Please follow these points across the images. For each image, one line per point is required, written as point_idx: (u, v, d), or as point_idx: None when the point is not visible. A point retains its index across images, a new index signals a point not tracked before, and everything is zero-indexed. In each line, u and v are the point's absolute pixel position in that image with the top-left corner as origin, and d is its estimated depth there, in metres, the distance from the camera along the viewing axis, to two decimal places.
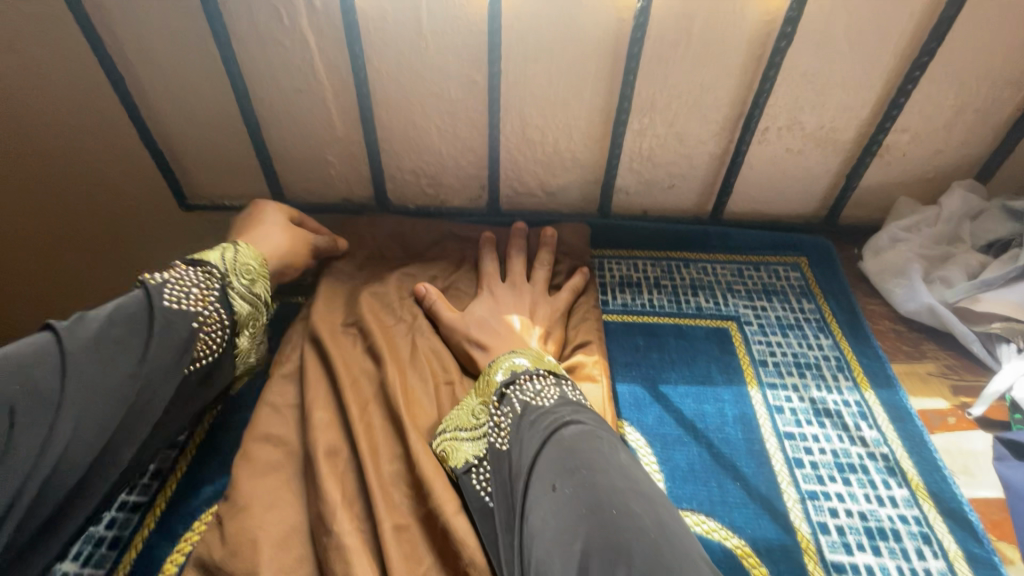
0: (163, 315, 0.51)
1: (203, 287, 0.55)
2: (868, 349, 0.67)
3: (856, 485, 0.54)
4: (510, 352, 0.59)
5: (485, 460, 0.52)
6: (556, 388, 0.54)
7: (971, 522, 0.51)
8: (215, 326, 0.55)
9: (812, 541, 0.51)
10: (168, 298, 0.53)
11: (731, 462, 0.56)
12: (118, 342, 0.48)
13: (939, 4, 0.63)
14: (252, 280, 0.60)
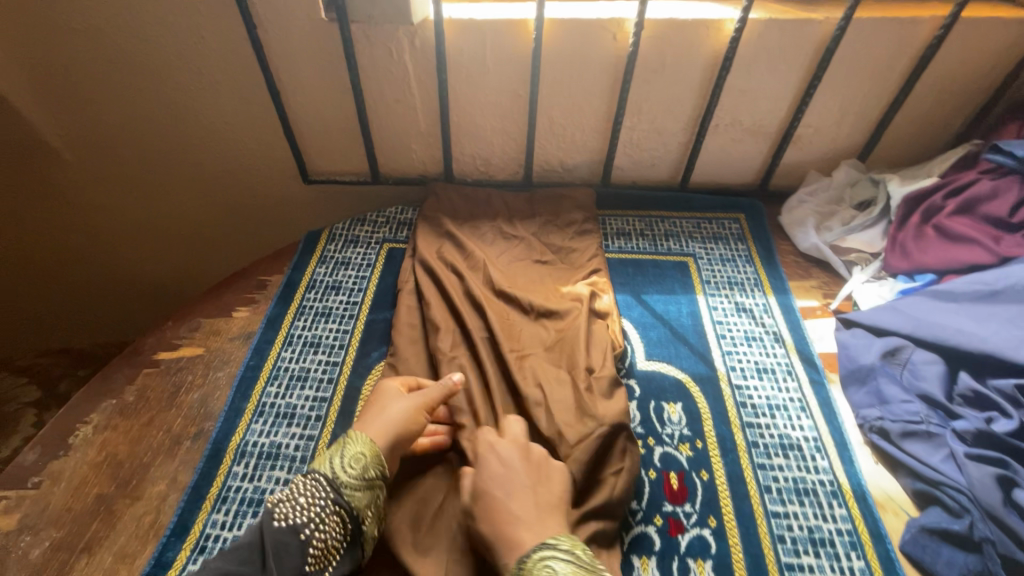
0: (278, 531, 0.61)
1: (312, 496, 0.64)
2: (775, 272, 1.04)
3: (755, 346, 0.92)
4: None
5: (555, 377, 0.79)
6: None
7: (816, 361, 0.90)
8: (318, 499, 0.64)
9: (726, 373, 0.89)
10: (281, 515, 0.63)
11: (684, 336, 0.94)
12: (268, 537, 0.61)
13: (825, 46, 0.98)
14: (347, 470, 0.67)
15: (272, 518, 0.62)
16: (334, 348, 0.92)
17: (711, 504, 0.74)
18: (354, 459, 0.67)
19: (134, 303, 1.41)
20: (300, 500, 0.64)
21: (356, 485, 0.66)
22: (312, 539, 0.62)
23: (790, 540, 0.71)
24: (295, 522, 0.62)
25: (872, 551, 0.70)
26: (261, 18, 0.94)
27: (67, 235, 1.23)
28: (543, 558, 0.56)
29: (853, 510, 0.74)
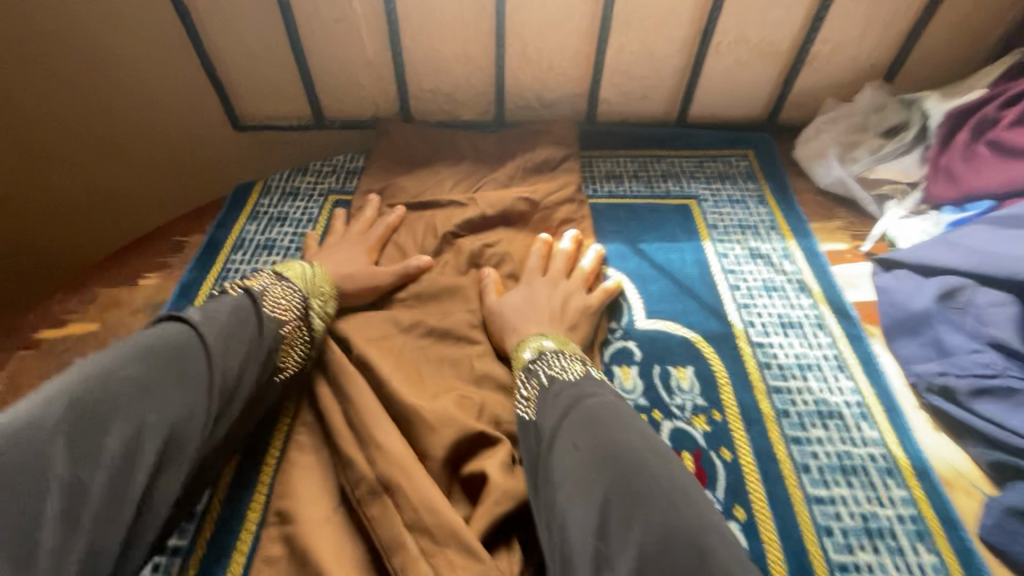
0: (265, 322, 0.55)
1: (289, 300, 0.60)
2: (794, 213, 0.88)
3: (776, 298, 0.76)
4: (539, 338, 0.63)
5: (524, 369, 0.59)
6: (585, 364, 0.58)
7: (850, 312, 0.74)
8: (294, 302, 0.60)
9: (743, 330, 0.73)
10: (265, 305, 0.57)
11: (690, 289, 0.78)
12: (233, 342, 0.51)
13: None
14: (325, 300, 0.65)
15: (245, 299, 0.56)
16: None
17: (736, 490, 0.59)
18: (318, 285, 0.65)
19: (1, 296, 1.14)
20: (276, 307, 0.58)
21: (322, 317, 0.64)
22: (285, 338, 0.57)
23: (839, 532, 0.56)
24: (277, 311, 0.58)
25: (944, 544, 0.55)
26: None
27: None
28: (536, 339, 0.63)
29: (915, 490, 0.58)
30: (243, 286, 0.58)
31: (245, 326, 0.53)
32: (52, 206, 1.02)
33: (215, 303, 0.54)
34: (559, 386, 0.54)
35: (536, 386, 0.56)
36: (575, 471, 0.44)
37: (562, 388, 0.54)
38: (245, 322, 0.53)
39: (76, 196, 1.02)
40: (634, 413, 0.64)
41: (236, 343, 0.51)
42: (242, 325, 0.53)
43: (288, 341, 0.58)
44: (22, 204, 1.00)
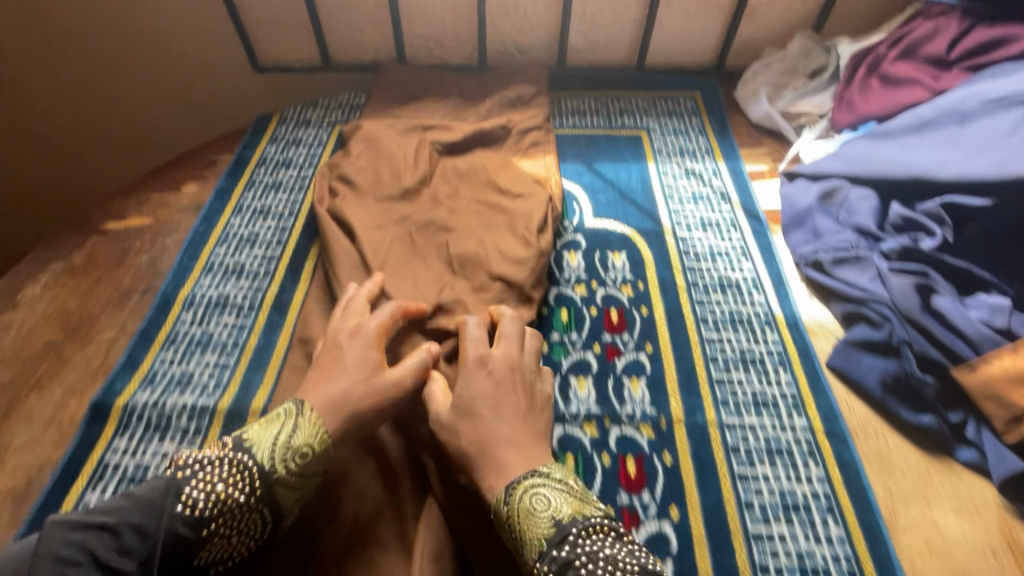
0: (175, 520, 0.48)
1: (233, 482, 0.52)
2: (727, 141, 1.05)
3: (701, 204, 0.93)
4: (535, 484, 0.54)
5: (546, 565, 0.49)
6: (627, 550, 0.49)
7: (758, 214, 0.91)
8: (239, 477, 0.52)
9: (670, 227, 0.90)
10: (186, 499, 0.49)
11: (632, 197, 0.95)
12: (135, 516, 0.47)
13: None
14: (296, 454, 0.55)
15: (171, 509, 0.48)
16: (284, 213, 0.92)
17: (648, 333, 0.77)
18: (291, 446, 0.55)
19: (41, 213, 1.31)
20: (215, 487, 0.51)
21: (291, 484, 0.54)
22: (226, 508, 0.50)
23: (721, 361, 0.74)
24: (205, 504, 0.50)
25: (800, 369, 0.72)
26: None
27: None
28: (532, 485, 0.54)
29: (784, 335, 0.76)
30: (180, 492, 0.50)
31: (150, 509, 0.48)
32: (96, 131, 1.19)
33: (105, 505, 0.48)
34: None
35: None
36: None
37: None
38: (149, 507, 0.48)
39: (118, 123, 1.19)
40: (575, 282, 0.82)
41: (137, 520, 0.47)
42: (156, 502, 0.48)
43: (236, 534, 0.52)
44: (72, 126, 1.18)
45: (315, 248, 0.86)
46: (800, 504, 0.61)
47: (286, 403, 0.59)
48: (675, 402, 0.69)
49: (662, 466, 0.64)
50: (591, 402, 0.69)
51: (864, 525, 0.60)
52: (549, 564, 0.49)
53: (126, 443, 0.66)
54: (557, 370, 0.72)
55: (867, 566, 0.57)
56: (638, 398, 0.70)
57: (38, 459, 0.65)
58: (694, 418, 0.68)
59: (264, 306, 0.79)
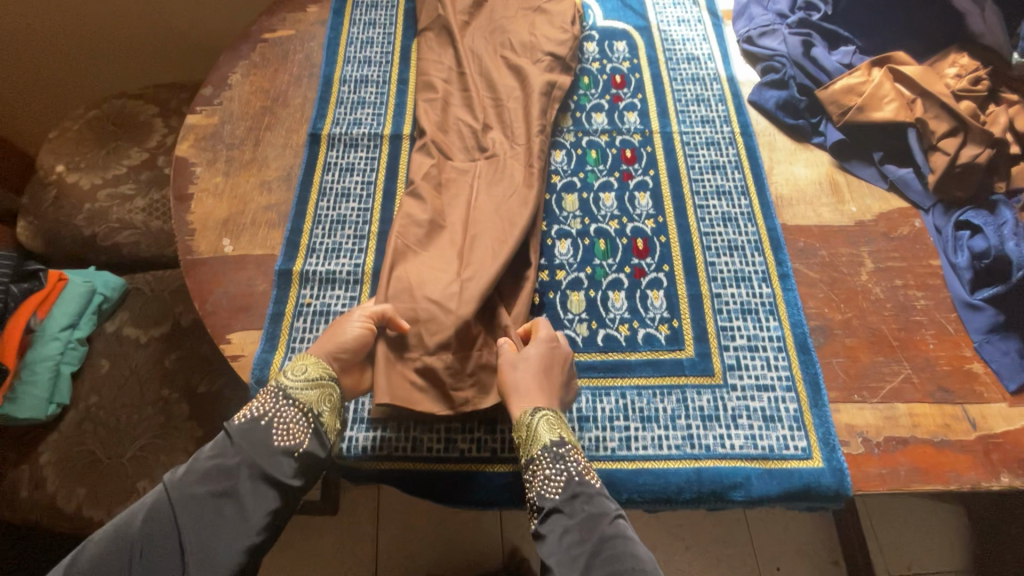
0: (238, 437, 0.74)
1: (268, 400, 0.77)
2: None
3: (678, 8, 1.33)
4: (552, 417, 0.78)
5: (542, 454, 0.75)
6: (583, 465, 0.75)
7: (716, 14, 1.31)
8: (269, 399, 0.77)
9: (656, 24, 1.30)
10: (241, 416, 0.76)
11: (630, 4, 1.34)
12: (195, 478, 0.71)
13: None
14: (307, 370, 0.80)
15: (237, 422, 0.75)
16: (387, 23, 1.31)
17: (639, 89, 1.21)
18: (299, 366, 0.80)
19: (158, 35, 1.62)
20: (258, 406, 0.77)
21: (297, 384, 0.79)
22: (271, 422, 0.75)
23: (684, 102, 1.19)
24: (254, 412, 0.76)
25: (731, 103, 1.18)
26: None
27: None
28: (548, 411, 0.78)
29: (724, 86, 1.21)
30: (234, 419, 0.76)
31: (196, 475, 0.71)
32: None
33: (165, 484, 0.71)
34: (582, 491, 0.71)
35: (559, 470, 0.74)
36: (565, 505, 0.71)
37: (581, 505, 0.70)
38: (192, 474, 0.71)
39: None
40: (592, 60, 1.25)
41: (197, 479, 0.70)
42: (203, 466, 0.71)
43: (286, 432, 0.75)
44: None
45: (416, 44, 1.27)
46: (721, 165, 1.11)
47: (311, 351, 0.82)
48: (654, 122, 1.17)
49: (646, 152, 1.13)
50: (604, 124, 1.17)
51: (753, 173, 1.10)
52: (545, 457, 0.75)
53: (337, 151, 1.13)
54: (584, 109, 1.18)
55: (751, 188, 1.09)
56: (632, 122, 1.17)
57: (288, 164, 1.12)
58: (666, 130, 1.16)
59: (393, 79, 1.23)
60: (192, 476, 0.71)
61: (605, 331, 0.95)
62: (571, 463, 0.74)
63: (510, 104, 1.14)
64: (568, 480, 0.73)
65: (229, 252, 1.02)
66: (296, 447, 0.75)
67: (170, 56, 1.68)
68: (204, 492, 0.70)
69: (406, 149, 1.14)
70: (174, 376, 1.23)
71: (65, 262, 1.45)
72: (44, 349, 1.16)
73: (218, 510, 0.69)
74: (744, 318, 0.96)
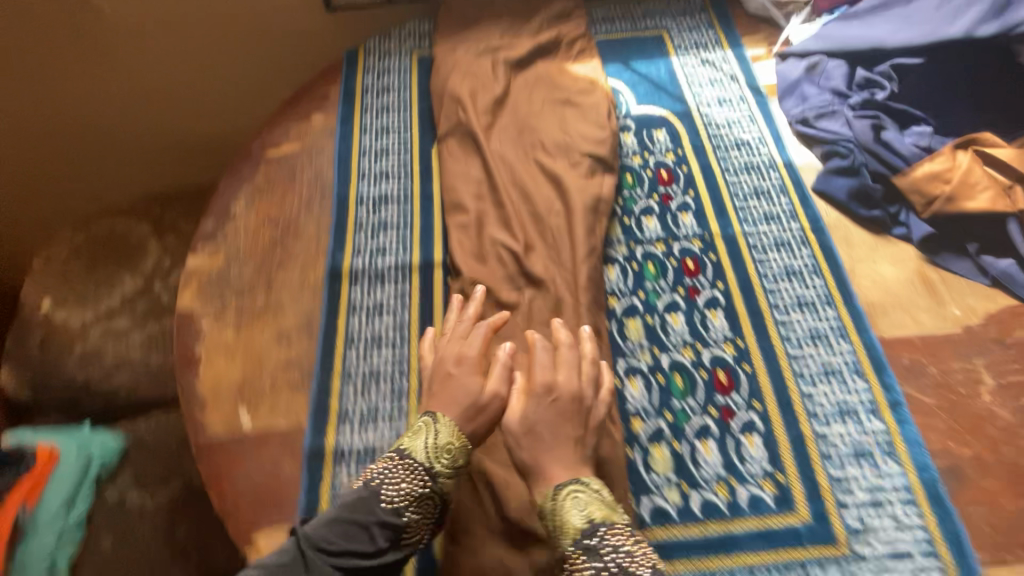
0: (383, 512, 0.70)
1: (410, 480, 0.73)
2: (732, 35, 1.31)
3: (717, 86, 1.23)
4: (572, 494, 0.70)
5: (575, 552, 0.66)
6: (638, 549, 0.66)
7: (759, 92, 1.21)
8: (412, 473, 0.73)
9: (696, 107, 1.20)
10: (386, 497, 0.71)
11: (662, 86, 1.23)
12: (334, 537, 0.68)
13: None
14: (450, 456, 0.75)
15: (382, 488, 0.72)
16: (401, 127, 1.20)
17: (691, 184, 1.09)
18: (444, 447, 0.75)
19: (209, 130, 1.57)
20: (402, 486, 0.72)
21: (448, 473, 0.74)
22: (411, 518, 0.71)
23: (743, 195, 1.07)
24: (397, 501, 0.71)
25: (795, 194, 1.06)
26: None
27: (152, 40, 1.38)
28: (571, 489, 0.70)
29: (782, 173, 1.09)
30: (375, 475, 0.73)
31: (345, 535, 0.68)
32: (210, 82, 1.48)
33: (298, 538, 0.69)
34: None
35: (598, 568, 0.65)
36: None
37: None
38: (331, 543, 0.68)
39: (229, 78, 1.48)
40: (633, 154, 1.14)
41: (337, 546, 0.68)
42: (345, 530, 0.69)
43: (419, 518, 0.72)
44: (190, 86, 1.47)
45: (436, 153, 1.16)
46: (797, 270, 0.99)
47: (439, 420, 0.77)
48: (713, 223, 1.04)
49: (710, 261, 1.00)
50: (659, 229, 1.04)
51: (835, 276, 0.97)
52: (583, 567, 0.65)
53: (364, 254, 1.03)
54: (633, 214, 1.06)
55: (837, 297, 0.95)
56: (689, 224, 1.04)
57: (307, 309, 0.98)
58: (728, 231, 1.03)
59: (416, 178, 1.13)
60: (331, 539, 0.68)
61: (700, 496, 0.81)
62: (614, 560, 0.65)
63: (550, 219, 1.02)
64: None
65: (246, 429, 0.87)
66: (422, 543, 0.73)
67: (177, 160, 1.60)
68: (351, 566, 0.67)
69: (440, 253, 1.03)
70: (186, 553, 1.06)
71: (57, 410, 1.30)
72: (37, 543, 1.02)
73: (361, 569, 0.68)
74: (859, 464, 0.82)
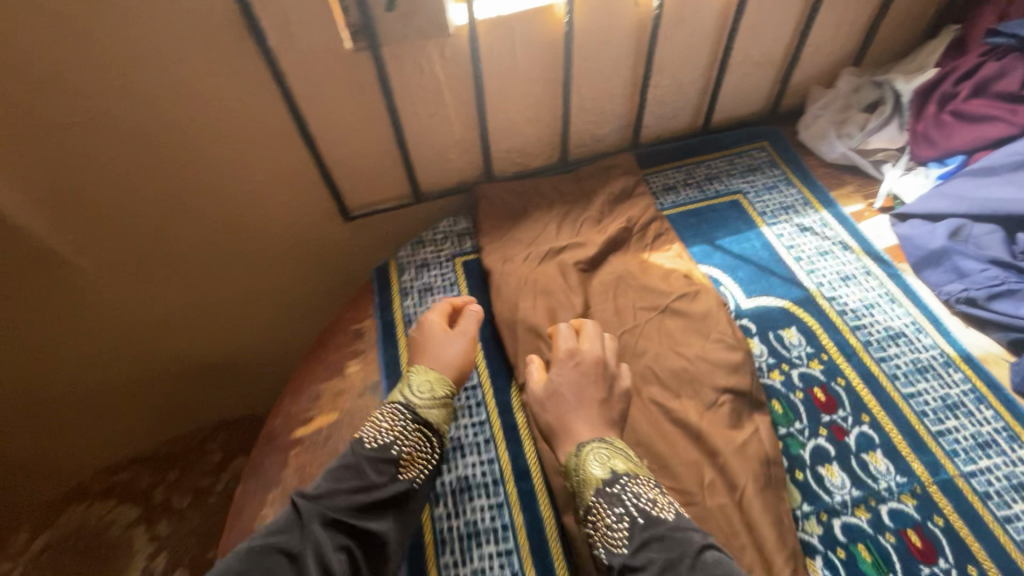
0: (369, 459, 0.76)
1: (403, 427, 0.79)
2: (817, 188, 1.14)
3: (832, 259, 1.03)
4: (599, 447, 0.72)
5: (597, 500, 0.69)
6: (656, 495, 0.69)
7: (884, 259, 1.01)
8: (398, 420, 0.80)
9: (818, 290, 0.98)
10: (391, 446, 0.77)
11: (767, 267, 1.03)
12: (336, 500, 0.71)
13: (806, 8, 1.09)
14: (433, 391, 0.82)
15: (368, 450, 0.77)
16: (465, 374, 0.95)
17: (859, 404, 0.84)
18: (422, 386, 0.82)
19: (218, 353, 1.37)
20: (392, 427, 0.79)
21: (441, 419, 0.82)
22: (399, 452, 0.77)
23: (931, 412, 0.83)
24: (386, 440, 0.78)
25: (998, 402, 0.83)
26: (274, 29, 0.85)
27: (136, 292, 1.16)
28: (594, 446, 0.72)
29: (967, 372, 0.86)
30: (372, 441, 0.78)
31: (343, 479, 0.74)
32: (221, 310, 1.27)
33: (302, 497, 0.71)
34: (651, 536, 0.64)
35: (621, 513, 0.67)
36: None
37: (656, 547, 0.63)
38: (346, 475, 0.74)
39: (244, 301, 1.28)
40: (769, 368, 0.89)
41: (339, 494, 0.72)
42: (344, 480, 0.74)
43: (411, 454, 0.78)
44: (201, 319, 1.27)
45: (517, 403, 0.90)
46: None
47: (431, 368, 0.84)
48: (914, 464, 0.78)
49: (939, 529, 0.73)
50: (850, 487, 0.77)
51: None
52: (602, 508, 0.68)
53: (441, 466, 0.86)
54: (805, 465, 0.79)
55: None
56: (885, 470, 0.78)
57: None
58: (939, 475, 0.77)
59: (499, 431, 0.89)
60: (330, 499, 0.71)
61: None
62: (636, 498, 0.68)
63: (708, 501, 0.75)
64: (633, 527, 0.65)
65: None
66: (416, 485, 0.77)
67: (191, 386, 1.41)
68: (352, 489, 0.73)
69: (547, 509, 0.81)
70: None
71: None
72: None
73: (365, 502, 0.72)
74: None
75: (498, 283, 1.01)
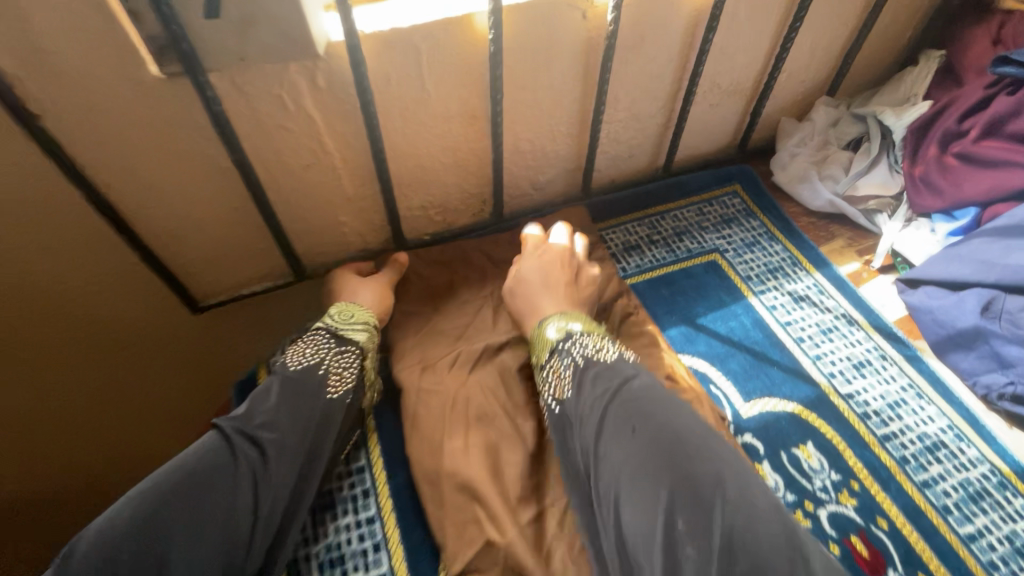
0: (296, 373, 0.65)
1: (326, 350, 0.68)
2: (804, 243, 0.94)
3: (838, 339, 0.82)
4: (560, 316, 0.71)
5: (552, 370, 0.67)
6: (609, 348, 0.67)
7: (898, 336, 0.82)
8: (325, 343, 0.69)
9: (830, 385, 0.77)
10: (299, 363, 0.66)
11: (765, 355, 0.80)
12: (262, 417, 0.60)
13: (782, 30, 0.89)
14: (355, 317, 0.73)
15: (287, 369, 0.65)
16: (369, 554, 0.64)
17: (912, 559, 0.63)
18: (345, 314, 0.73)
19: None
20: (312, 355, 0.67)
21: (363, 337, 0.72)
22: (327, 369, 0.66)
23: (1000, 562, 0.63)
24: (306, 360, 0.67)
25: None
26: (2, 49, 0.50)
27: None
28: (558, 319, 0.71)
29: None
30: (286, 364, 0.66)
31: (263, 398, 0.62)
32: None
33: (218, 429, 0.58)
34: (596, 370, 0.63)
35: (569, 363, 0.65)
36: (603, 441, 0.56)
37: (602, 384, 0.61)
38: (265, 394, 0.63)
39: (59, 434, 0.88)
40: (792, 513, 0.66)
41: (277, 417, 0.60)
42: (263, 400, 0.62)
43: (339, 373, 0.67)
44: None
45: None
46: None
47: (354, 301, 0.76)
48: None
49: None
50: None
51: None
52: (566, 383, 0.64)
53: (305, 542, 0.64)
54: None
55: None
56: None
57: None
58: None
59: None
60: (255, 411, 0.60)
61: None
62: (579, 349, 0.66)
63: None
64: (579, 369, 0.64)
65: None
66: (348, 402, 0.67)
67: None
68: (274, 430, 0.59)
69: None
70: None
71: None
72: None
73: (280, 445, 0.59)
74: None
75: (415, 404, 0.71)
